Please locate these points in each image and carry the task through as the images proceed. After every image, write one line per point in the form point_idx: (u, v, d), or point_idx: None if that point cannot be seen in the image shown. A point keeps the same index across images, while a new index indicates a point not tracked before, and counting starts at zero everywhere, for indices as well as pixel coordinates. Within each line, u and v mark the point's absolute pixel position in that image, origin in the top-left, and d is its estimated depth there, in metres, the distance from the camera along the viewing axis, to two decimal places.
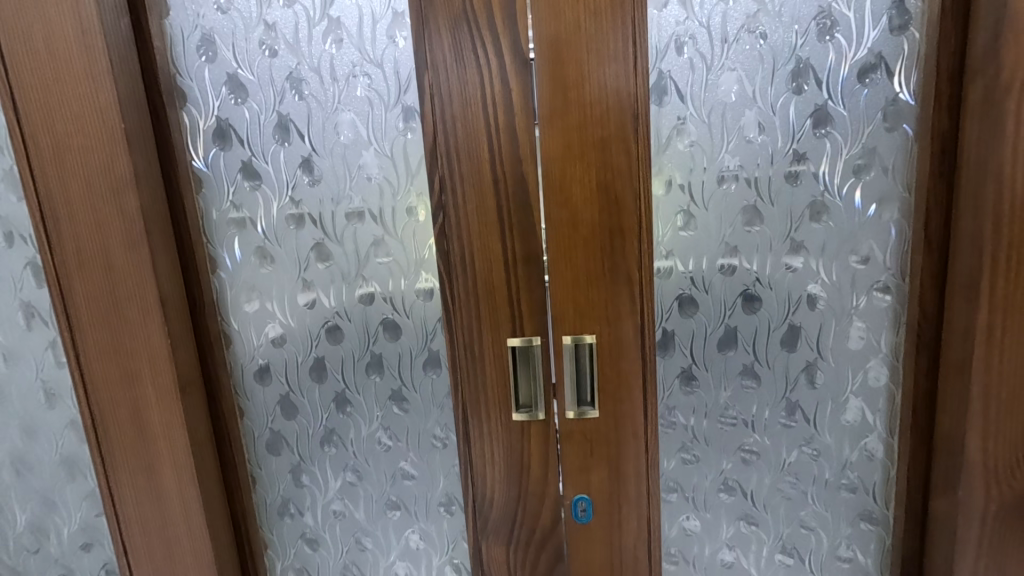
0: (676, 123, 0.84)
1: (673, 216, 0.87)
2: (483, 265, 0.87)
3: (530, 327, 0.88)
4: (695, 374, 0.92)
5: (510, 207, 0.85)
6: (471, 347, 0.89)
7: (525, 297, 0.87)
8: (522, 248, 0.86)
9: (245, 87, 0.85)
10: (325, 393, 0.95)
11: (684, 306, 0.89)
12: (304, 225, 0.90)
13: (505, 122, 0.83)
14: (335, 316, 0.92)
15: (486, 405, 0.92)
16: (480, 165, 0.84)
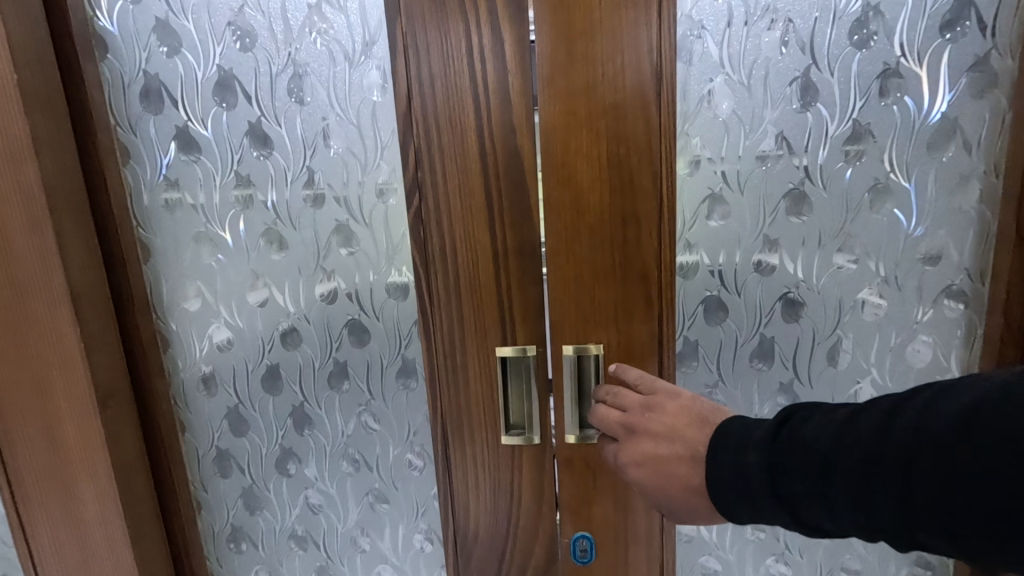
0: (706, 85, 0.68)
1: (700, 202, 0.71)
2: (467, 259, 0.71)
3: (523, 334, 0.73)
4: (720, 393, 0.76)
5: (500, 188, 0.69)
6: (452, 357, 0.74)
7: (518, 299, 0.72)
8: (513, 238, 0.70)
9: (177, 35, 0.70)
10: (281, 406, 0.81)
11: (710, 310, 0.74)
12: (253, 207, 0.74)
13: (495, 81, 0.66)
14: (291, 317, 0.77)
15: (469, 425, 0.77)
16: (463, 135, 0.68)
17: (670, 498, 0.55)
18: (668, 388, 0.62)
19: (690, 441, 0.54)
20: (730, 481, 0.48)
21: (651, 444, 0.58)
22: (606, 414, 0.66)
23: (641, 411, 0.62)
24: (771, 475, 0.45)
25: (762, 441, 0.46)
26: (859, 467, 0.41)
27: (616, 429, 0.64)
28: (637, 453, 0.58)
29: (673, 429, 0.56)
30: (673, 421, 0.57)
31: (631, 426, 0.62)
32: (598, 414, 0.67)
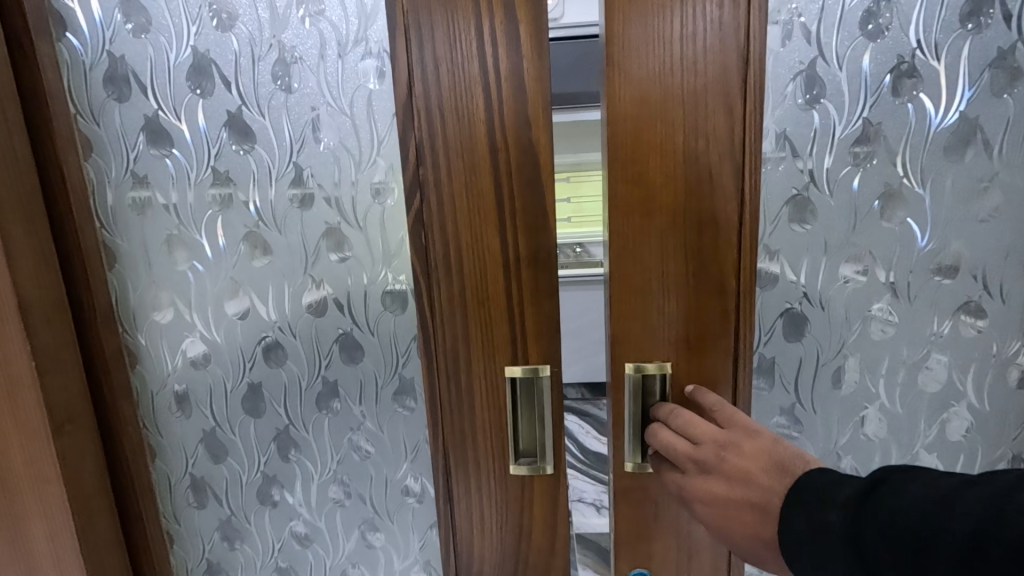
0: (799, 68, 0.60)
1: (783, 205, 0.64)
2: (475, 267, 0.63)
3: (535, 353, 0.65)
4: (798, 416, 0.70)
5: (513, 188, 0.61)
6: (456, 377, 0.66)
7: (530, 312, 0.64)
8: (527, 246, 0.62)
9: (147, 12, 0.61)
10: (263, 430, 0.72)
11: (789, 326, 0.67)
12: (232, 207, 0.66)
13: (508, 66, 0.58)
14: (275, 331, 0.69)
15: (474, 453, 0.69)
16: (472, 127, 0.60)
17: (735, 541, 0.51)
18: (751, 426, 0.56)
19: (765, 489, 0.49)
20: (799, 539, 0.42)
21: (722, 486, 0.53)
22: (673, 444, 0.59)
23: (715, 450, 0.55)
24: (850, 542, 0.38)
25: (845, 500, 0.40)
26: (966, 544, 0.33)
27: (684, 463, 0.58)
28: (704, 493, 0.54)
29: (747, 473, 0.51)
30: (748, 465, 0.52)
31: (704, 463, 0.56)
32: (663, 441, 0.60)
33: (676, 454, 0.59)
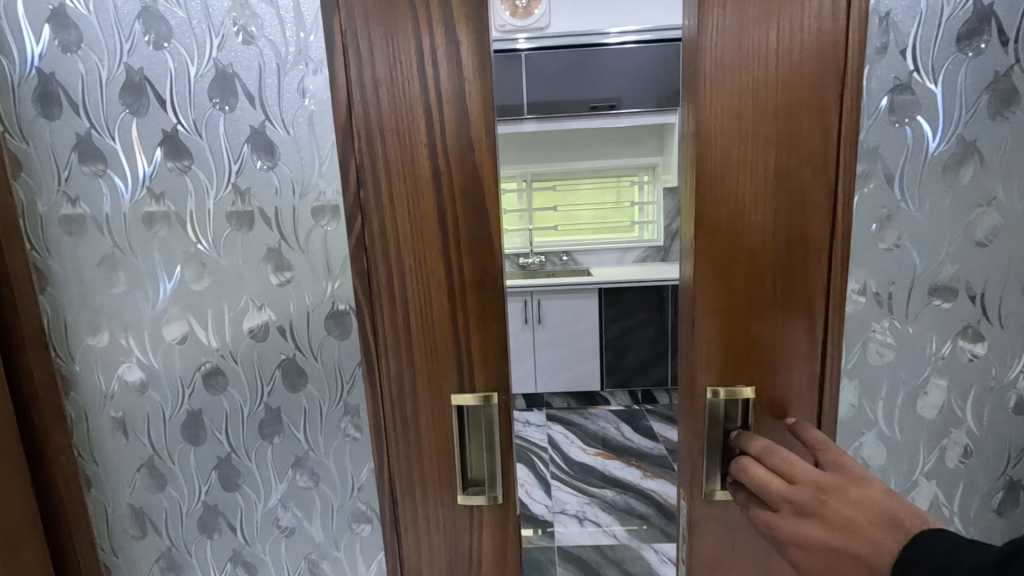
0: (896, 85, 0.59)
1: (873, 222, 0.62)
2: (418, 292, 0.61)
3: (483, 381, 0.63)
4: (881, 441, 0.67)
5: (456, 213, 0.59)
6: (402, 406, 0.64)
7: (478, 338, 0.62)
8: (472, 270, 0.61)
9: (76, 26, 0.59)
10: (204, 459, 0.70)
11: (876, 347, 0.65)
12: (168, 228, 0.64)
13: (450, 88, 0.57)
14: (215, 357, 0.67)
15: (422, 483, 0.67)
16: (414, 149, 0.58)
17: None
18: (856, 470, 0.51)
19: (874, 543, 0.45)
20: None
21: (822, 533, 0.49)
22: (768, 481, 0.56)
23: (814, 493, 0.51)
24: None
25: (979, 565, 0.38)
26: None
27: (777, 503, 0.54)
28: (799, 537, 0.50)
29: (851, 522, 0.47)
30: (851, 514, 0.47)
31: (801, 505, 0.52)
32: (755, 477, 0.57)
33: (771, 492, 0.55)
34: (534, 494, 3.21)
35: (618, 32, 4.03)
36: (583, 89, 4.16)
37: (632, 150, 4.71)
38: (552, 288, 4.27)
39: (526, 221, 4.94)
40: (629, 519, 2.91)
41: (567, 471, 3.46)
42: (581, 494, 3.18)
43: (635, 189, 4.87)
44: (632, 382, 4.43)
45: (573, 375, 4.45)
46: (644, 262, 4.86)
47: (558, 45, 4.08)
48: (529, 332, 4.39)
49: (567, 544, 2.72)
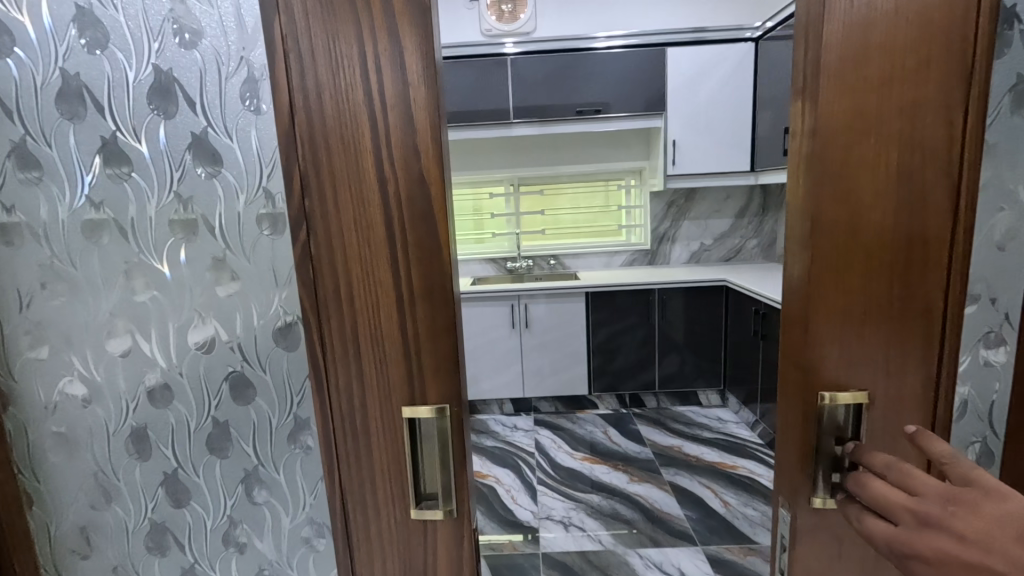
0: (1012, 89, 0.61)
1: (991, 221, 0.63)
2: (366, 303, 0.60)
3: (434, 393, 0.62)
4: (995, 446, 0.69)
5: (404, 222, 0.58)
6: (351, 418, 0.63)
7: (429, 349, 0.61)
8: (420, 279, 0.59)
9: (11, 30, 0.57)
10: (150, 474, 0.68)
11: (991, 348, 0.67)
12: (106, 236, 0.62)
13: (394, 92, 0.55)
14: (161, 370, 0.65)
15: (375, 498, 0.65)
16: (360, 157, 0.57)
17: None
18: (986, 480, 0.48)
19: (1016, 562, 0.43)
20: None
21: (952, 545, 0.48)
22: (890, 496, 0.56)
23: (941, 504, 0.50)
24: None
25: None
26: None
27: (900, 515, 0.54)
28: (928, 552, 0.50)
29: (988, 537, 0.45)
30: (988, 528, 0.45)
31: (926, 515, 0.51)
32: (877, 492, 0.57)
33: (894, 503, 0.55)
34: (521, 500, 3.19)
35: (606, 36, 4.06)
36: (569, 93, 4.16)
37: (620, 154, 4.72)
38: (540, 292, 4.27)
39: (513, 226, 4.95)
40: (616, 524, 2.90)
41: (554, 476, 3.44)
42: (568, 500, 3.16)
43: (622, 193, 4.89)
44: (620, 386, 4.43)
45: (561, 379, 4.44)
46: (630, 266, 4.86)
47: (544, 49, 4.10)
48: (516, 336, 4.39)
49: (553, 550, 2.70)
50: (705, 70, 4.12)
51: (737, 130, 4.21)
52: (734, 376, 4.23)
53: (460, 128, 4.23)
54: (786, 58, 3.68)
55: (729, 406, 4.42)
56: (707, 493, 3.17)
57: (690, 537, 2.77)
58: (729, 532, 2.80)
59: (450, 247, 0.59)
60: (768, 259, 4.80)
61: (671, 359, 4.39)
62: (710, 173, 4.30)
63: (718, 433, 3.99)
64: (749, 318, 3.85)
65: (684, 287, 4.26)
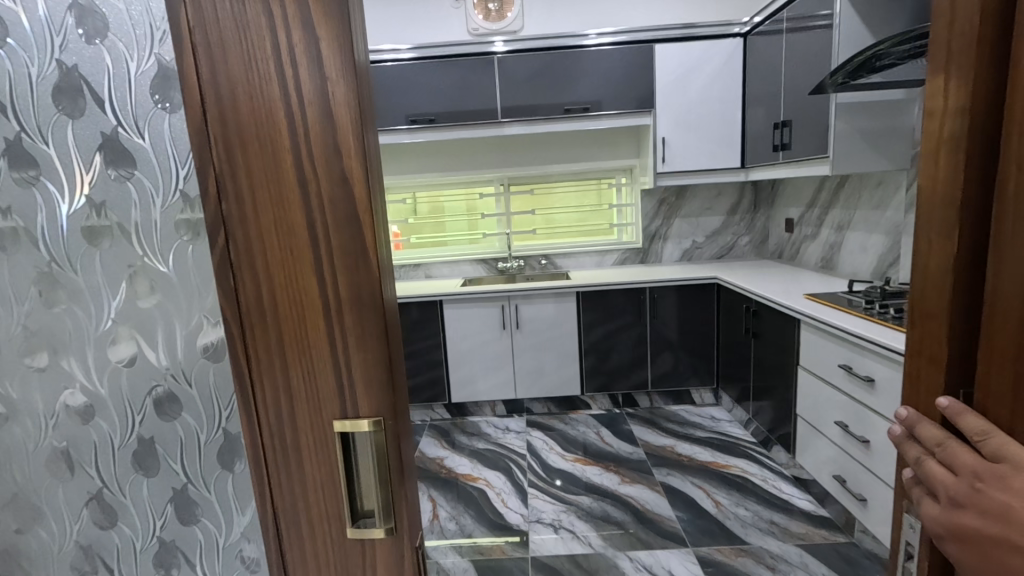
0: None
1: None
2: (291, 311, 0.56)
3: (366, 408, 0.59)
4: None
5: (328, 228, 0.55)
6: (282, 433, 0.59)
7: (358, 357, 0.57)
8: (347, 286, 0.56)
9: None
10: (75, 494, 0.64)
11: None
12: (18, 245, 0.58)
13: (312, 88, 0.52)
14: (82, 387, 0.62)
15: (308, 519, 0.61)
16: (277, 156, 0.53)
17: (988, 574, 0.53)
18: (1016, 454, 0.51)
19: None
20: None
21: (978, 521, 0.54)
22: (937, 473, 0.59)
23: (970, 481, 0.55)
24: None
25: None
26: None
27: (940, 491, 0.58)
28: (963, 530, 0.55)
29: (1008, 508, 0.51)
30: (1008, 500, 0.51)
31: (960, 496, 0.56)
32: (929, 471, 0.60)
33: (936, 483, 0.59)
34: (510, 504, 3.15)
35: (596, 33, 4.02)
36: (559, 91, 4.13)
37: (610, 152, 4.69)
38: (531, 292, 4.24)
39: (503, 226, 4.91)
40: (606, 526, 2.87)
41: (545, 478, 3.41)
42: (558, 502, 3.13)
43: (613, 191, 4.85)
44: (614, 386, 4.40)
45: (555, 380, 4.41)
46: (622, 265, 4.83)
47: (532, 48, 4.07)
48: (507, 337, 4.36)
49: (541, 553, 2.68)
50: (694, 66, 4.09)
51: (727, 126, 4.18)
52: (727, 374, 4.19)
53: (448, 128, 4.20)
54: (775, 53, 3.65)
55: (723, 405, 4.39)
56: (699, 493, 3.14)
57: (681, 539, 2.74)
58: (722, 533, 2.77)
59: (378, 253, 0.56)
60: (760, 256, 4.77)
61: (664, 357, 4.36)
62: (702, 170, 4.27)
63: (712, 431, 3.96)
64: (742, 316, 3.83)
65: (676, 285, 4.23)
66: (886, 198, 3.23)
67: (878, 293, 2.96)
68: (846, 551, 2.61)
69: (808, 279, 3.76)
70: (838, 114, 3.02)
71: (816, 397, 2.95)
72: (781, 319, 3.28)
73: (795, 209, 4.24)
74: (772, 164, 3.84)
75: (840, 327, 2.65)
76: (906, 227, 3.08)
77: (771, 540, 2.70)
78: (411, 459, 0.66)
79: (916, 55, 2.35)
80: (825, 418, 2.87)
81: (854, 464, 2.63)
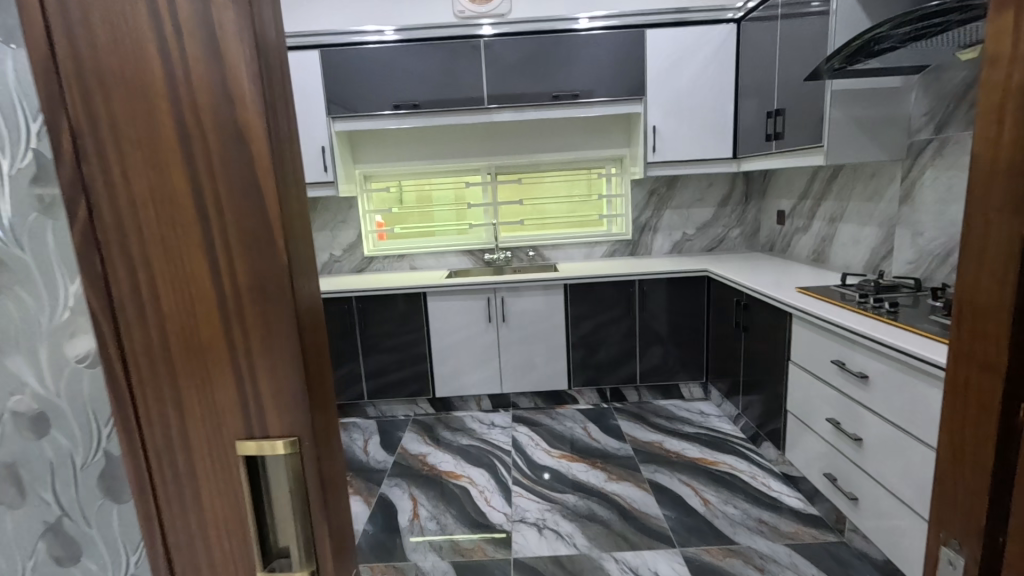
0: None
1: None
2: (176, 305, 0.45)
3: (276, 426, 0.47)
4: None
5: (219, 199, 0.43)
6: (169, 455, 0.48)
7: (264, 363, 0.46)
8: (246, 274, 0.45)
9: None
10: (26, 520, 0.54)
11: None
12: None
13: (191, 15, 0.40)
14: (34, 392, 0.51)
15: (209, 558, 0.51)
16: (148, 105, 0.42)
17: None
18: None
19: None
20: None
21: None
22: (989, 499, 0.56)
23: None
24: None
25: None
26: None
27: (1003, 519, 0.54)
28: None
29: None
30: None
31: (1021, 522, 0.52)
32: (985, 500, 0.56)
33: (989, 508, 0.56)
34: (493, 502, 3.07)
35: (586, 17, 3.92)
36: (547, 77, 4.02)
37: (600, 141, 4.62)
38: (518, 284, 4.15)
39: (491, 216, 4.80)
40: (592, 525, 2.81)
41: (529, 476, 3.33)
42: (543, 500, 3.05)
43: (602, 181, 4.78)
44: (602, 379, 4.34)
45: (543, 374, 4.33)
46: (611, 257, 4.76)
47: (520, 31, 3.95)
48: (494, 330, 4.25)
49: (524, 555, 2.60)
50: (685, 53, 4.03)
51: (718, 116, 4.14)
52: (717, 366, 4.17)
53: (432, 114, 4.05)
54: (770, 40, 3.60)
55: (712, 399, 4.37)
56: (688, 491, 3.09)
57: (668, 539, 2.69)
58: (710, 532, 2.73)
59: (287, 228, 0.45)
60: (751, 249, 4.77)
61: (654, 350, 4.32)
62: (692, 160, 4.22)
63: (700, 427, 3.93)
64: (733, 309, 3.80)
65: (666, 278, 4.19)
66: (879, 190, 3.26)
67: (871, 286, 2.93)
68: (835, 550, 2.58)
69: (800, 272, 3.75)
70: (833, 102, 2.98)
71: (807, 392, 2.92)
72: (773, 311, 3.25)
73: (787, 201, 4.24)
74: (764, 154, 3.82)
75: (832, 320, 2.62)
76: (900, 218, 3.10)
77: (760, 540, 2.66)
78: (342, 478, 0.55)
79: (917, 38, 2.28)
80: (817, 413, 2.84)
81: (846, 462, 2.61)
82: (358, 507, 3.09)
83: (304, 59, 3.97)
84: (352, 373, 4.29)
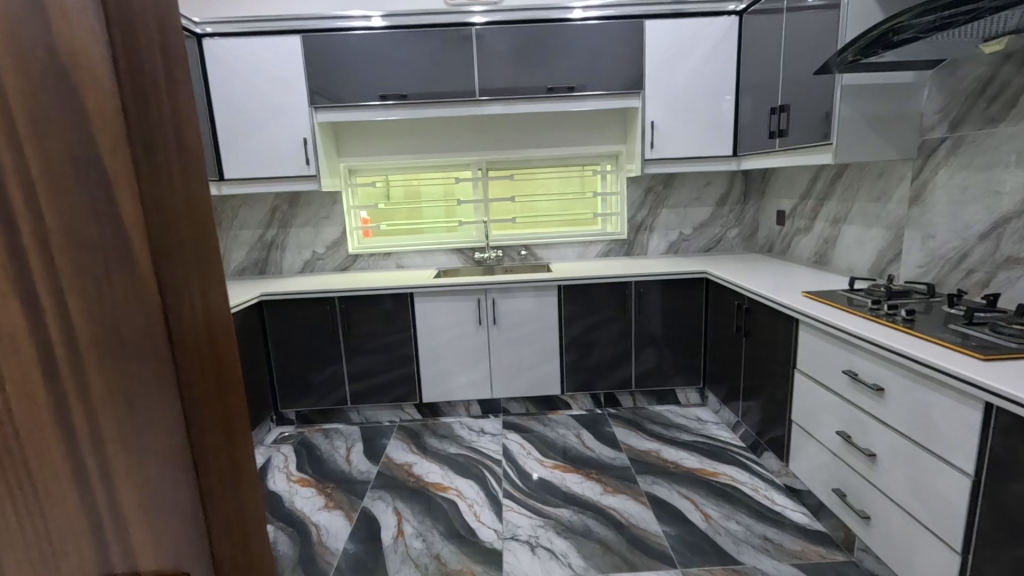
0: None
1: None
2: (57, 359, 0.42)
3: (181, 443, 0.53)
4: None
5: (109, 248, 0.45)
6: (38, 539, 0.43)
7: (161, 391, 0.50)
8: (141, 317, 0.48)
9: None
10: None
11: None
12: None
13: (71, 79, 0.42)
14: None
15: None
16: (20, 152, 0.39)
17: None
18: None
19: None
20: None
21: None
22: None
23: None
24: None
25: None
26: None
27: None
28: None
29: None
30: None
31: None
32: None
33: None
34: (483, 517, 2.90)
35: (582, 6, 3.74)
36: (541, 68, 3.83)
37: (595, 137, 4.45)
38: (510, 285, 3.97)
39: (481, 213, 4.61)
40: (588, 544, 2.65)
41: (521, 488, 3.16)
42: (535, 515, 2.88)
43: (597, 179, 4.61)
44: (596, 384, 4.19)
45: (534, 378, 4.16)
46: (606, 257, 4.60)
47: (513, 19, 3.76)
48: (484, 332, 4.07)
49: None
50: (685, 46, 3.87)
51: (718, 111, 3.98)
52: (714, 371, 4.03)
53: (421, 105, 3.85)
54: (774, 32, 3.45)
55: (709, 405, 4.24)
56: (687, 505, 2.95)
57: (669, 559, 2.54)
58: (712, 551, 2.58)
59: (177, 269, 0.51)
60: (749, 249, 4.64)
61: (648, 354, 4.16)
62: (691, 158, 4.07)
63: (698, 435, 3.79)
64: (733, 312, 3.66)
65: (661, 279, 4.03)
66: (887, 191, 3.14)
67: (882, 292, 2.79)
68: (845, 570, 2.45)
69: (802, 275, 3.62)
70: (843, 98, 2.83)
71: (814, 402, 2.79)
72: (777, 317, 3.11)
73: (787, 201, 4.11)
74: (766, 152, 3.67)
75: (843, 327, 2.48)
76: (909, 220, 2.98)
77: (765, 559, 2.52)
78: (227, 495, 0.60)
79: (942, 27, 2.12)
80: (823, 425, 2.70)
81: (856, 477, 2.48)
82: (338, 522, 2.90)
83: (285, 44, 3.74)
84: (335, 376, 4.08)
